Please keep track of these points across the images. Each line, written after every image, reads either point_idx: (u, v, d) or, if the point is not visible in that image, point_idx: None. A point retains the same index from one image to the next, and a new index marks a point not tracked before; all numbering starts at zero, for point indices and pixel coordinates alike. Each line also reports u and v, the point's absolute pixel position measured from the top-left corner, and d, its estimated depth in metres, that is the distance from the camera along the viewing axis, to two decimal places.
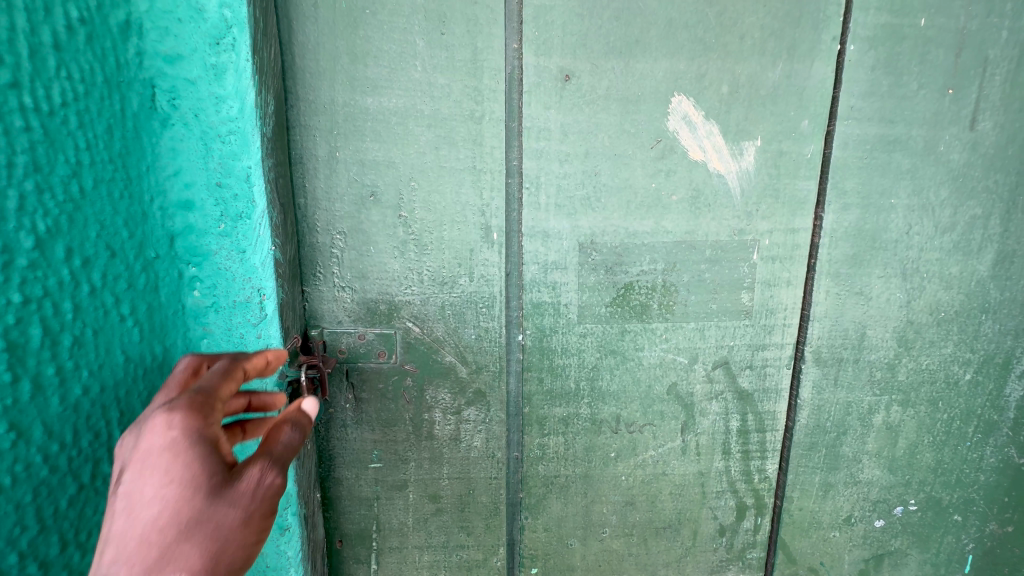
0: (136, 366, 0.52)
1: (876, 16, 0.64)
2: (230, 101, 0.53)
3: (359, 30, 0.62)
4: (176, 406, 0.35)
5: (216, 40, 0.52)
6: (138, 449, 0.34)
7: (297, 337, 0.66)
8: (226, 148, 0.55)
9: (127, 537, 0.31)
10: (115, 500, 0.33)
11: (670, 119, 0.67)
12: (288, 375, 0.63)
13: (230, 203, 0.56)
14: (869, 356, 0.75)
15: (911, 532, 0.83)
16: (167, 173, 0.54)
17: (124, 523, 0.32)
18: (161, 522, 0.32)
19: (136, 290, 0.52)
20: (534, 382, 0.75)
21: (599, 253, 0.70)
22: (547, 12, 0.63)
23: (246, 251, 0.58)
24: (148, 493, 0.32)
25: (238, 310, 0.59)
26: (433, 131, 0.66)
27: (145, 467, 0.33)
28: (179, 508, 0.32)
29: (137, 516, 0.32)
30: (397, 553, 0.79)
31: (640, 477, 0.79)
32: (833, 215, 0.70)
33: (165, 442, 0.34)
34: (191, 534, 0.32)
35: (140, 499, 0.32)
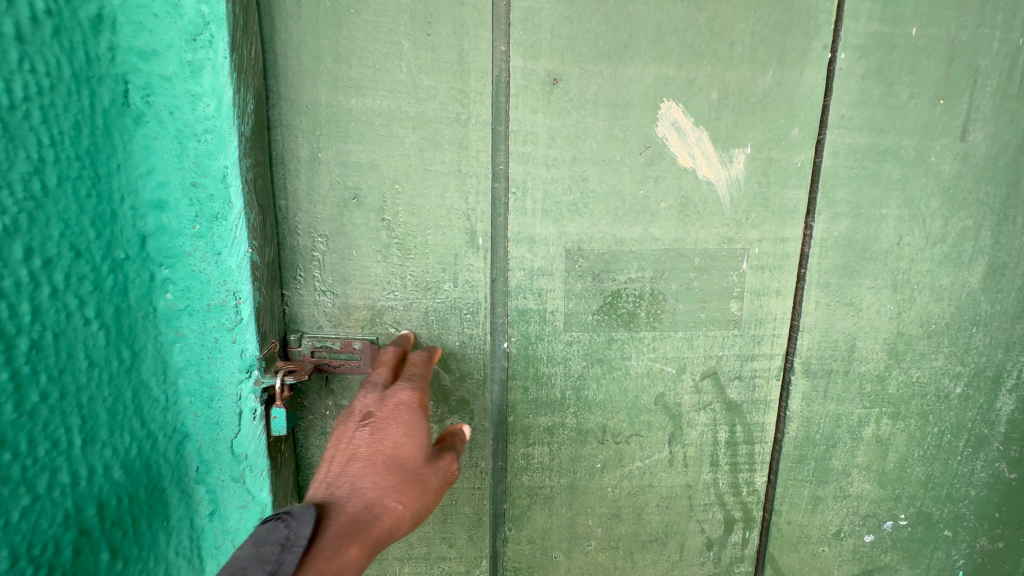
0: (100, 372, 0.50)
1: (867, 25, 0.64)
2: (206, 98, 0.51)
3: (343, 29, 0.61)
4: (412, 386, 0.53)
5: (192, 36, 0.50)
6: (389, 405, 0.51)
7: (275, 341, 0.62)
8: (201, 147, 0.53)
9: (377, 459, 0.45)
10: (365, 431, 0.48)
11: (659, 125, 0.66)
12: (263, 381, 0.58)
13: (205, 203, 0.54)
14: (859, 367, 0.74)
15: (901, 548, 0.82)
16: (140, 171, 0.52)
17: (372, 450, 0.46)
18: (398, 457, 0.46)
19: (103, 292, 0.50)
20: (519, 391, 0.73)
21: (586, 260, 0.69)
22: (535, 15, 0.62)
23: (222, 253, 0.55)
24: (392, 434, 0.48)
25: (212, 314, 0.57)
26: (418, 133, 0.65)
27: (395, 417, 0.49)
28: (409, 453, 0.47)
29: (382, 448, 0.46)
30: (376, 565, 0.77)
31: (627, 488, 0.77)
32: (824, 224, 0.70)
33: (408, 406, 0.51)
34: (414, 474, 0.46)
35: (389, 437, 0.47)
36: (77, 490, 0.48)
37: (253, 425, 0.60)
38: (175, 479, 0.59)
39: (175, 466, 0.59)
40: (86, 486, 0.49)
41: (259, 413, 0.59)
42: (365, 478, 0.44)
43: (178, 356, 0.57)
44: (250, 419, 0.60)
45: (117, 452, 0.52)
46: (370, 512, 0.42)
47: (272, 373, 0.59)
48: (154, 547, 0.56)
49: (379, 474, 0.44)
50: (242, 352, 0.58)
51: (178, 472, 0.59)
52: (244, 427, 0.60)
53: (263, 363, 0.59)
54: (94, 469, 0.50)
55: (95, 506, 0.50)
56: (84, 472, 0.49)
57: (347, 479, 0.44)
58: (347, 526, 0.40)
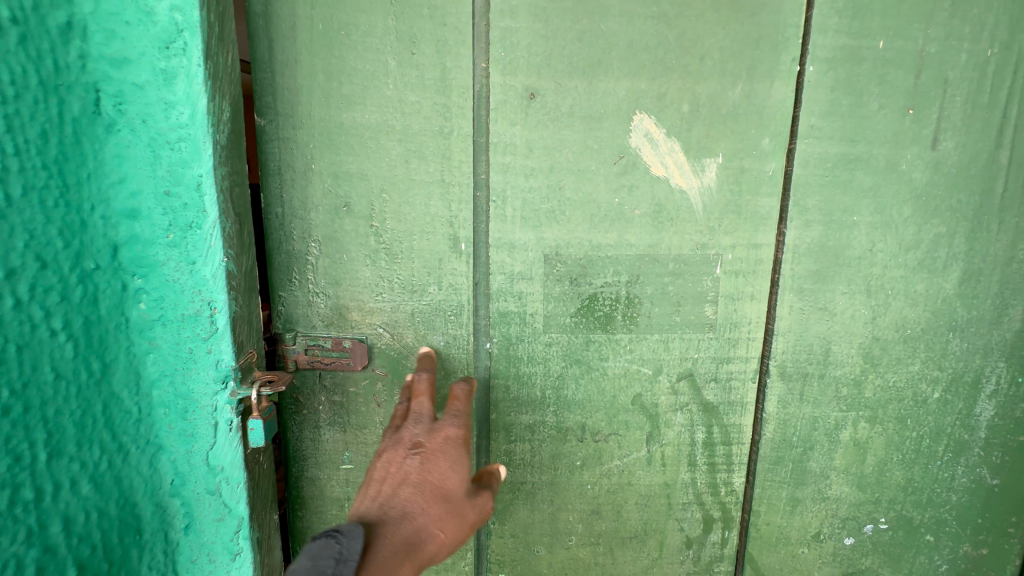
0: (68, 384, 0.52)
1: (834, 39, 0.66)
2: (180, 106, 0.54)
3: (335, 50, 0.66)
4: (458, 422, 0.61)
5: (165, 44, 0.52)
6: (438, 438, 0.58)
7: (253, 351, 0.64)
8: (175, 155, 0.55)
9: (425, 488, 0.54)
10: (416, 460, 0.56)
11: (632, 136, 0.69)
12: (239, 393, 0.61)
13: (179, 212, 0.56)
14: (834, 371, 0.76)
15: (882, 551, 0.82)
16: (112, 180, 0.54)
17: (421, 481, 0.54)
18: (442, 488, 0.55)
19: (72, 303, 0.52)
20: (500, 389, 0.76)
21: (563, 265, 0.72)
22: (513, 34, 0.66)
23: (196, 263, 0.58)
24: (439, 468, 0.56)
25: (187, 324, 0.59)
26: (404, 145, 0.69)
27: (442, 451, 0.57)
28: (452, 485, 0.55)
29: (429, 479, 0.55)
30: None
31: (606, 486, 0.80)
32: (796, 231, 0.72)
33: (454, 442, 0.58)
34: (455, 506, 0.54)
35: (436, 470, 0.55)
36: (41, 507, 0.50)
37: (230, 437, 0.62)
38: (148, 493, 0.61)
39: (149, 479, 0.61)
40: (51, 502, 0.51)
41: (235, 425, 0.62)
42: (414, 503, 0.53)
43: (152, 367, 0.60)
44: (226, 430, 0.62)
45: (85, 467, 0.54)
46: (416, 536, 0.50)
47: (249, 385, 0.62)
48: (124, 562, 0.58)
49: (427, 501, 0.53)
50: (218, 362, 0.60)
51: (152, 485, 0.62)
52: (220, 439, 0.62)
53: (240, 374, 0.62)
54: (61, 485, 0.52)
55: (60, 524, 0.52)
56: (50, 487, 0.51)
57: (399, 502, 0.53)
58: (396, 546, 0.49)
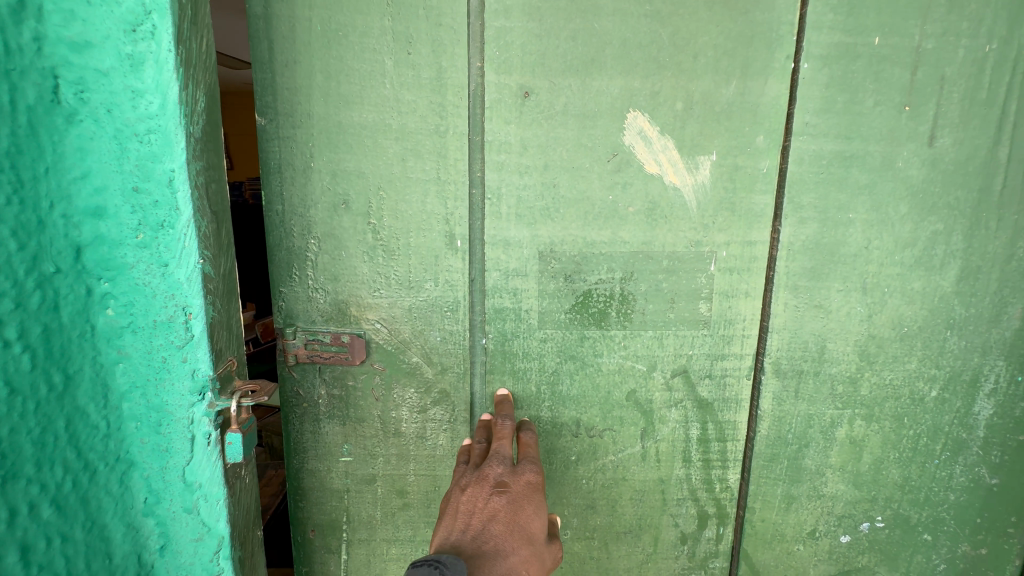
0: (25, 399, 0.48)
1: (829, 35, 0.66)
2: (149, 96, 0.50)
3: (333, 50, 0.68)
4: (536, 468, 0.66)
5: (131, 28, 0.48)
6: (521, 481, 0.63)
7: (233, 359, 0.61)
8: (143, 149, 0.51)
9: (514, 528, 0.58)
10: (503, 498, 0.60)
11: (626, 134, 0.69)
12: (217, 404, 0.58)
13: (149, 210, 0.52)
14: (830, 369, 0.76)
15: (878, 549, 0.82)
16: (74, 175, 0.50)
17: (513, 520, 0.59)
18: (527, 529, 0.59)
19: (29, 310, 0.47)
20: (496, 385, 0.78)
21: (557, 261, 0.73)
22: (507, 33, 0.67)
23: (169, 264, 0.54)
24: (525, 510, 0.60)
25: (159, 331, 0.55)
26: (400, 144, 0.70)
27: (525, 493, 0.62)
28: (535, 527, 0.60)
29: (519, 519, 0.59)
30: (366, 545, 0.84)
31: (600, 481, 0.80)
32: (790, 228, 0.72)
33: (534, 487, 0.63)
34: (537, 549, 0.59)
35: (522, 511, 0.60)
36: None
37: (207, 450, 0.59)
38: (118, 513, 0.58)
39: (119, 497, 0.58)
40: (6, 528, 0.47)
41: (214, 438, 0.59)
42: (505, 541, 0.57)
43: (121, 377, 0.56)
44: (203, 444, 0.59)
45: (46, 488, 0.50)
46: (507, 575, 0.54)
47: (228, 396, 0.59)
48: None
49: (516, 541, 0.57)
50: (194, 372, 0.57)
51: (123, 503, 0.58)
52: (197, 453, 0.59)
53: (218, 384, 0.59)
54: (18, 510, 0.48)
55: (17, 551, 0.48)
56: (6, 513, 0.47)
57: (491, 538, 0.57)
58: None
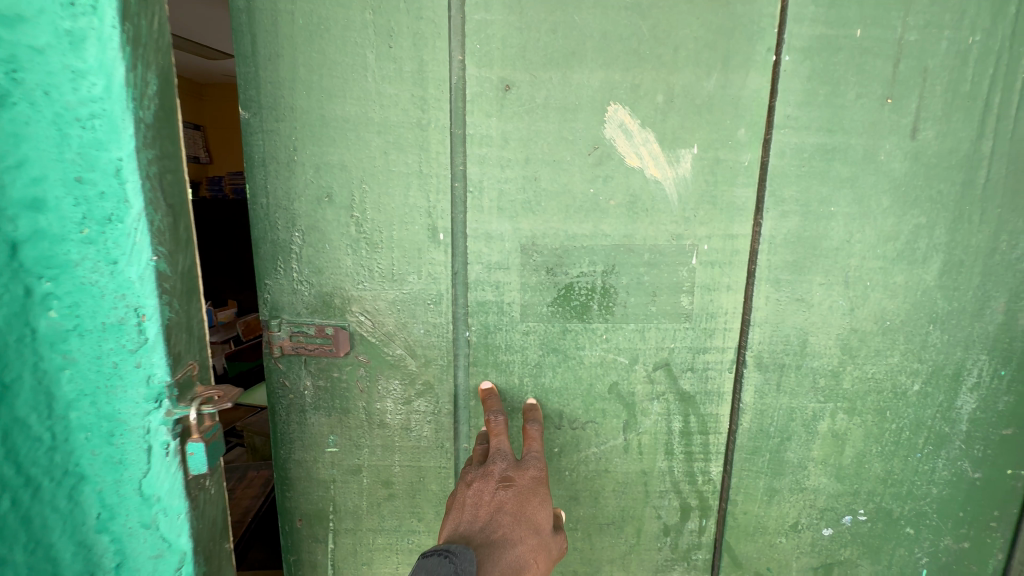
0: None
1: (811, 28, 0.66)
2: (92, 77, 0.46)
3: (315, 44, 0.68)
4: (539, 459, 0.69)
5: (71, 3, 0.44)
6: (525, 475, 0.66)
7: (195, 364, 0.57)
8: (87, 136, 0.47)
9: (520, 518, 0.61)
10: (508, 491, 0.63)
11: (606, 127, 0.69)
12: (175, 412, 0.54)
13: (95, 204, 0.48)
14: (812, 362, 0.76)
15: (861, 543, 0.83)
16: (9, 166, 0.46)
17: (521, 510, 0.62)
18: (533, 520, 0.62)
19: None
20: (479, 377, 0.78)
21: (539, 254, 0.73)
22: (487, 26, 0.67)
23: (117, 263, 0.49)
24: (530, 501, 0.63)
25: (109, 334, 0.51)
26: (383, 137, 0.71)
27: (530, 486, 0.65)
28: (541, 518, 0.62)
29: (526, 511, 0.62)
30: (352, 534, 0.85)
31: (583, 473, 0.81)
32: (772, 221, 0.72)
33: (538, 480, 0.66)
34: (544, 539, 0.61)
35: (527, 502, 0.63)
36: None
37: (166, 462, 0.55)
38: (68, 529, 0.54)
39: (67, 514, 0.54)
40: None
41: (173, 450, 0.54)
42: (512, 531, 0.60)
43: (68, 385, 0.51)
44: (162, 456, 0.54)
45: None
46: (515, 563, 0.57)
47: (187, 403, 0.54)
48: None
49: (523, 531, 0.60)
50: (148, 378, 0.52)
51: (73, 521, 0.54)
52: (155, 465, 0.54)
53: (177, 391, 0.54)
54: None
55: None
56: None
57: (499, 528, 0.60)
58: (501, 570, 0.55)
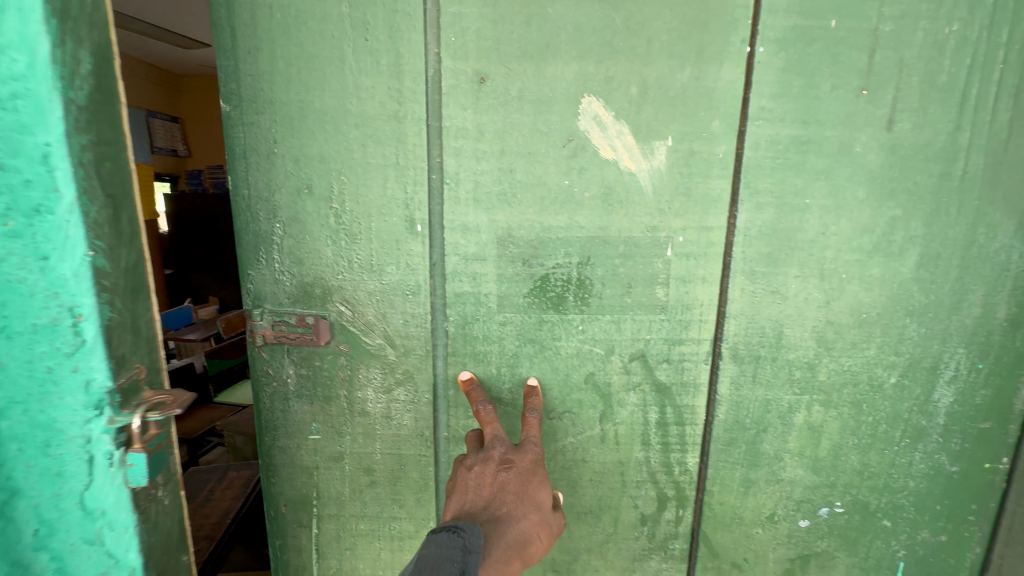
0: None
1: (785, 19, 0.66)
2: (13, 51, 0.44)
3: (293, 37, 0.69)
4: (537, 443, 0.69)
5: None
6: (526, 457, 0.67)
7: (141, 368, 0.57)
8: (9, 117, 0.46)
9: (522, 498, 0.63)
10: (509, 474, 0.65)
11: (581, 119, 0.70)
12: (118, 421, 0.54)
13: (22, 195, 0.47)
14: (787, 354, 0.76)
15: (838, 535, 0.83)
16: None
17: (523, 490, 0.64)
18: (535, 499, 0.64)
19: None
20: (457, 367, 0.79)
21: (515, 246, 0.74)
22: (462, 18, 0.68)
23: (49, 259, 0.49)
24: (531, 482, 0.65)
25: (42, 336, 0.50)
26: (360, 129, 0.72)
27: (530, 468, 0.66)
28: (541, 497, 0.65)
29: (528, 491, 0.64)
30: (336, 520, 0.87)
31: (561, 462, 0.82)
32: (747, 213, 0.72)
33: (538, 462, 0.68)
34: (545, 516, 0.64)
35: (528, 483, 0.65)
36: None
37: (109, 473, 0.55)
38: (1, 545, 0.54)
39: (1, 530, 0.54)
40: None
41: (116, 460, 0.55)
42: (514, 510, 0.62)
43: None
44: (104, 466, 0.55)
45: None
46: (518, 540, 0.60)
47: (131, 411, 0.55)
48: None
49: (525, 510, 0.62)
50: (87, 384, 0.52)
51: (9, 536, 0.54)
52: (98, 475, 0.55)
53: (120, 399, 0.54)
54: None
55: None
56: None
57: (502, 508, 0.62)
58: (506, 546, 0.58)
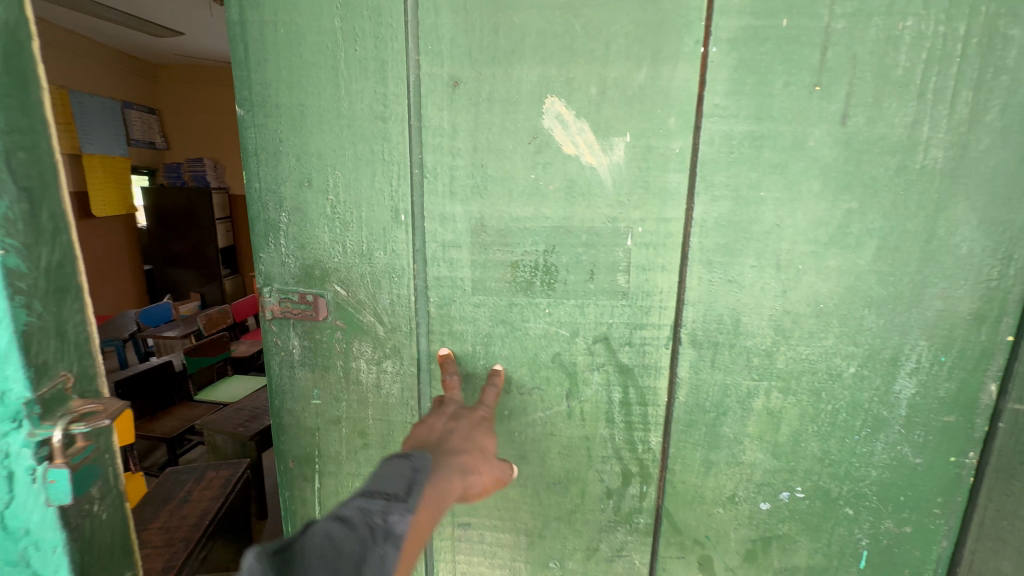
0: None
1: (736, 20, 0.69)
2: None
3: (295, 49, 0.79)
4: (485, 405, 0.79)
5: None
6: (473, 411, 0.76)
7: (65, 379, 0.75)
8: None
9: (469, 439, 0.70)
10: (458, 421, 0.72)
11: (544, 118, 0.76)
12: (38, 435, 0.71)
13: None
14: (745, 341, 0.79)
15: (799, 519, 0.85)
16: None
17: (470, 433, 0.71)
18: (480, 443, 0.71)
19: None
20: (437, 344, 0.88)
21: (486, 234, 0.81)
22: (437, 28, 0.75)
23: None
24: (477, 429, 0.73)
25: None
26: (351, 129, 0.81)
27: (477, 419, 0.74)
28: (486, 443, 0.72)
29: (475, 433, 0.72)
30: (335, 476, 0.98)
31: (531, 435, 0.89)
32: (703, 206, 0.75)
33: (484, 416, 0.76)
34: (488, 459, 0.70)
35: (474, 429, 0.72)
36: None
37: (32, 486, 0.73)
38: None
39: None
40: None
41: (35, 476, 0.72)
42: (461, 446, 0.68)
43: None
44: (26, 482, 0.73)
45: None
46: (465, 469, 0.66)
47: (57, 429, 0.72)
48: None
49: (472, 448, 0.69)
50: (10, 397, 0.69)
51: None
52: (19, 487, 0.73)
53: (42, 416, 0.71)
54: None
55: None
56: None
57: (450, 444, 0.68)
58: (453, 468, 0.64)
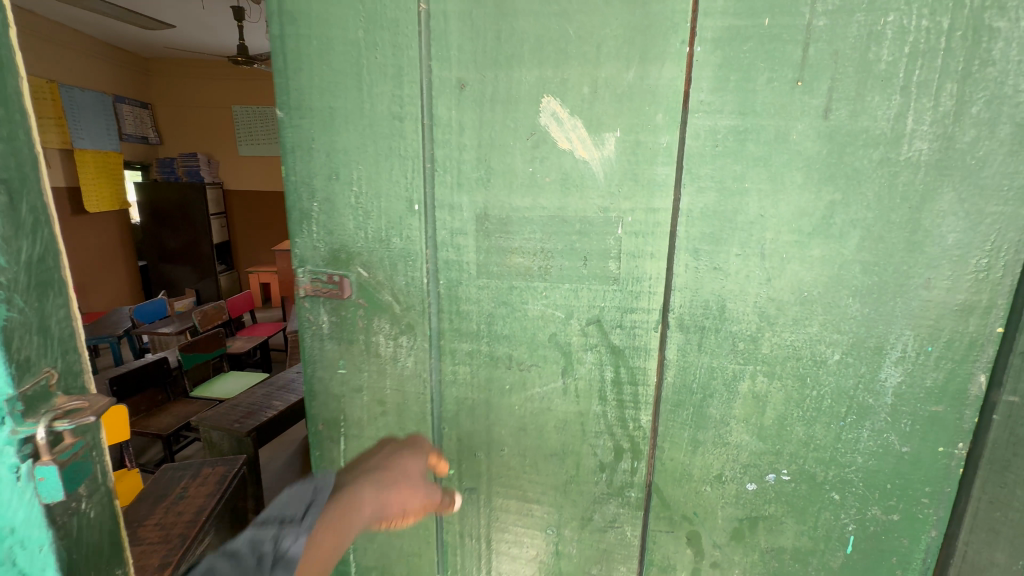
0: None
1: (719, 21, 0.73)
2: None
3: (325, 58, 0.90)
4: (425, 445, 0.89)
5: None
6: (405, 447, 0.87)
7: (49, 371, 0.77)
8: None
9: (389, 465, 0.80)
10: (386, 454, 0.84)
11: (541, 116, 0.83)
12: (24, 432, 0.71)
13: None
14: (730, 327, 0.83)
15: (785, 502, 0.88)
16: None
17: (391, 460, 0.82)
18: (401, 468, 0.80)
19: None
20: (446, 322, 0.97)
21: (489, 222, 0.89)
22: (447, 36, 0.84)
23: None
24: (401, 457, 0.83)
25: None
26: (373, 128, 0.91)
27: (404, 452, 0.85)
28: (407, 467, 0.81)
29: (397, 460, 0.82)
30: (357, 439, 1.10)
31: (529, 408, 0.97)
32: (690, 196, 0.80)
33: (415, 450, 0.86)
34: (407, 480, 0.78)
35: (398, 459, 0.82)
36: None
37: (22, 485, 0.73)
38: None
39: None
40: None
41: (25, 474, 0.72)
42: (379, 470, 0.78)
43: None
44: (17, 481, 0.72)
45: None
46: (376, 485, 0.75)
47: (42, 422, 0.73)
48: None
49: (389, 471, 0.79)
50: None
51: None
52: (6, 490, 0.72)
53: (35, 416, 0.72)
54: None
55: None
56: None
57: (370, 468, 0.79)
58: (359, 484, 0.74)
